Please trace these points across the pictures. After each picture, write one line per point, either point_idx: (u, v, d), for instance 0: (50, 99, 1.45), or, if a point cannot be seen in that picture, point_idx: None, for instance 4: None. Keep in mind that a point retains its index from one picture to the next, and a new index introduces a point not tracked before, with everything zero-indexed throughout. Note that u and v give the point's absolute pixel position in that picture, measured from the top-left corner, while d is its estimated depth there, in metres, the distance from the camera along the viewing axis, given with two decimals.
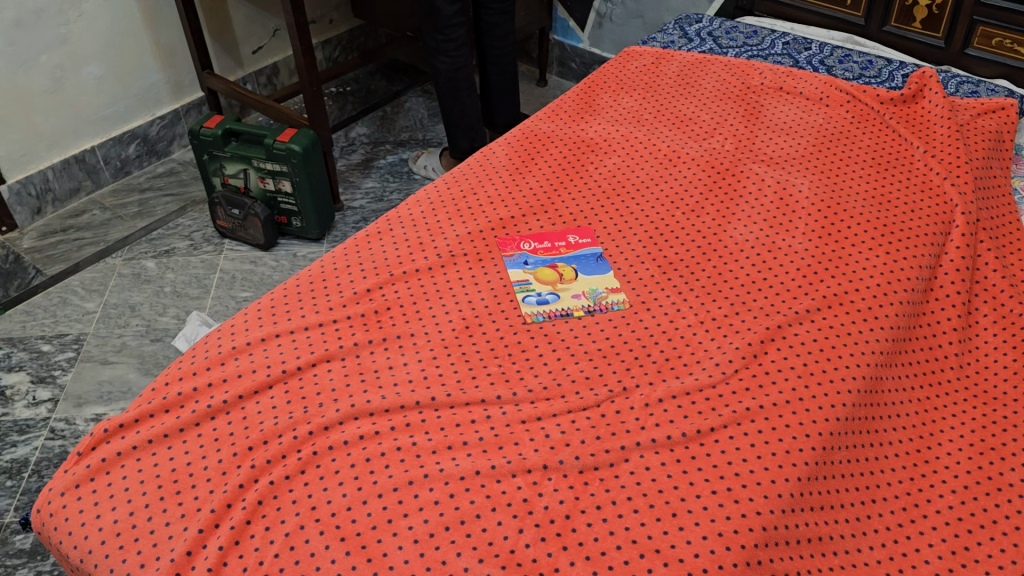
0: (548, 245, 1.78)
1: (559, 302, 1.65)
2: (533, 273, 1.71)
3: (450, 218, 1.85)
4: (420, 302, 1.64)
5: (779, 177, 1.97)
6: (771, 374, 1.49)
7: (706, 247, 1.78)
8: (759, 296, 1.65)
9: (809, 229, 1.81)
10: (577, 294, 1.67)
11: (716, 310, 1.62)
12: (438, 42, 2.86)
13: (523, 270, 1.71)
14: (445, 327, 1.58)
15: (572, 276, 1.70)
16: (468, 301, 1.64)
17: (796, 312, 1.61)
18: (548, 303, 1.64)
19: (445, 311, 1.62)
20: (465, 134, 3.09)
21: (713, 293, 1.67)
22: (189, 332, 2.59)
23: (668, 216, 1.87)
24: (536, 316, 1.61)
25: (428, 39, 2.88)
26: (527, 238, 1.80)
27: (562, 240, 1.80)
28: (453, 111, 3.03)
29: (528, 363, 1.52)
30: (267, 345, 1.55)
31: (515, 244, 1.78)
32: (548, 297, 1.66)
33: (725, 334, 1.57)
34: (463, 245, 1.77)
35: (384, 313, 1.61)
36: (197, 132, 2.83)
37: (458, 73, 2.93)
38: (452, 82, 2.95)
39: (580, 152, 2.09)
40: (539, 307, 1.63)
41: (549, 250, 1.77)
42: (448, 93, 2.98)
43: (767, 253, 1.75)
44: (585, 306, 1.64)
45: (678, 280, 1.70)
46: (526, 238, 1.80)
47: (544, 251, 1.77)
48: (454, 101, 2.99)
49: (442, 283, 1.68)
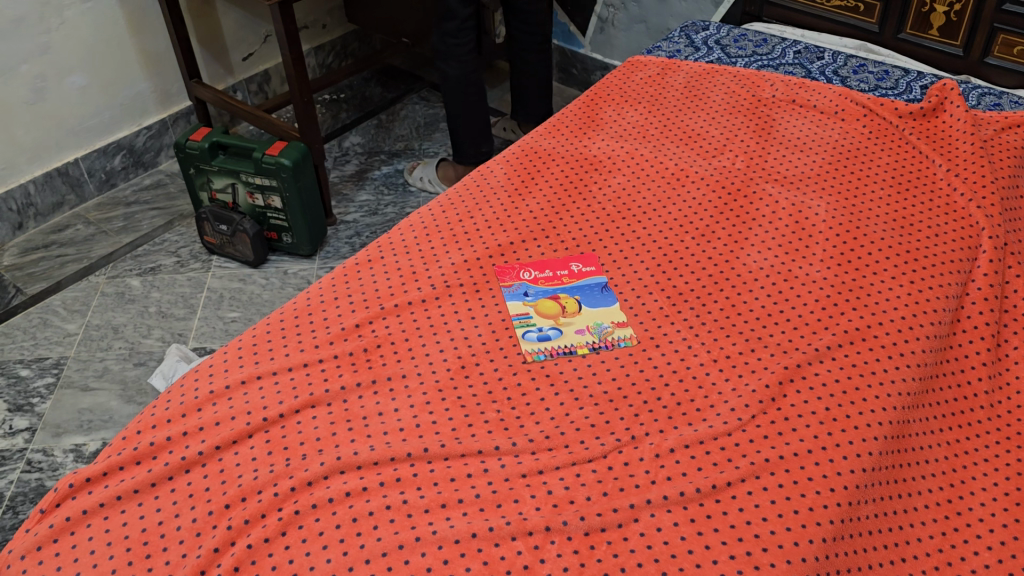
0: (549, 274, 1.67)
1: (561, 338, 1.54)
2: (534, 306, 1.60)
3: (445, 244, 1.74)
4: (413, 339, 1.53)
5: (794, 198, 1.85)
6: (791, 421, 1.38)
7: (718, 275, 1.67)
8: (776, 332, 1.54)
9: (827, 256, 1.70)
10: (581, 328, 1.56)
11: (731, 347, 1.51)
12: (451, 46, 2.77)
13: (523, 302, 1.60)
14: (439, 368, 1.47)
15: (576, 310, 1.59)
16: (464, 338, 1.53)
17: (817, 350, 1.50)
18: (550, 339, 1.53)
19: (439, 350, 1.51)
20: (472, 142, 2.98)
21: (726, 328, 1.56)
22: (167, 369, 2.44)
23: (677, 241, 1.76)
24: (536, 353, 1.50)
25: (441, 42, 2.78)
26: (527, 267, 1.69)
27: (564, 269, 1.69)
28: (460, 119, 2.93)
29: (528, 408, 1.41)
30: (248, 389, 1.44)
31: (515, 273, 1.67)
32: (550, 332, 1.55)
33: (740, 374, 1.46)
34: (459, 274, 1.66)
35: (373, 352, 1.50)
36: (183, 145, 2.72)
37: (469, 79, 2.84)
38: (458, 87, 2.85)
39: (583, 170, 1.97)
40: (539, 343, 1.52)
41: (551, 280, 1.66)
42: (454, 99, 2.89)
43: (783, 283, 1.64)
44: (589, 343, 1.53)
45: (689, 314, 1.59)
46: (526, 267, 1.69)
47: (545, 282, 1.66)
48: (461, 107, 2.89)
49: (436, 318, 1.57)
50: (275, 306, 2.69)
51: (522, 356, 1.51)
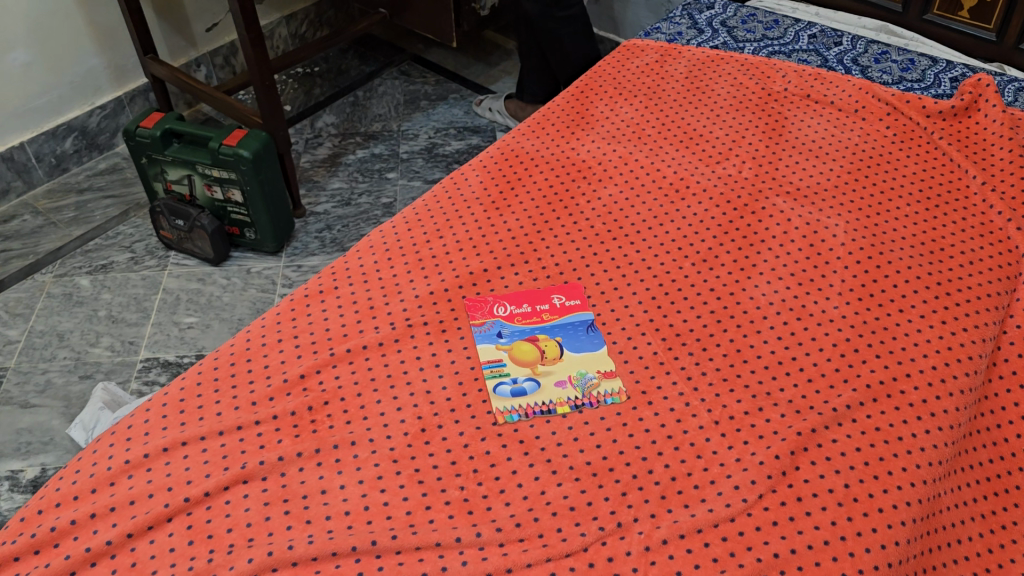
0: (528, 310, 1.46)
1: (539, 393, 1.32)
2: (510, 352, 1.38)
3: (409, 271, 1.52)
4: (367, 393, 1.32)
5: (808, 215, 1.62)
6: (806, 503, 1.17)
7: (722, 312, 1.45)
8: (787, 386, 1.33)
9: (845, 290, 1.48)
10: (562, 381, 1.34)
11: (735, 406, 1.30)
12: None
13: (497, 347, 1.39)
14: (394, 432, 1.26)
15: (557, 357, 1.38)
16: (426, 392, 1.32)
17: (834, 411, 1.29)
18: (526, 394, 1.32)
19: (396, 408, 1.29)
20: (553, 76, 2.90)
21: (730, 381, 1.34)
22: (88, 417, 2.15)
23: (675, 268, 1.54)
24: (510, 413, 1.29)
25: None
26: (503, 300, 1.47)
27: (544, 304, 1.47)
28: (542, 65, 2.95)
29: (497, 485, 1.20)
30: (170, 458, 1.23)
31: (487, 309, 1.45)
32: (526, 385, 1.33)
33: (745, 441, 1.25)
34: (423, 309, 1.44)
35: (320, 412, 1.29)
36: (133, 132, 2.47)
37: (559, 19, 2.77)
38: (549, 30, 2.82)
39: (570, 178, 1.74)
40: (513, 400, 1.31)
41: (529, 318, 1.44)
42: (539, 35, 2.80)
43: (796, 323, 1.43)
44: (571, 399, 1.31)
45: (687, 361, 1.37)
46: (502, 300, 1.47)
47: (523, 320, 1.44)
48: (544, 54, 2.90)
49: (394, 366, 1.36)
50: (236, 310, 2.47)
51: (493, 415, 1.29)
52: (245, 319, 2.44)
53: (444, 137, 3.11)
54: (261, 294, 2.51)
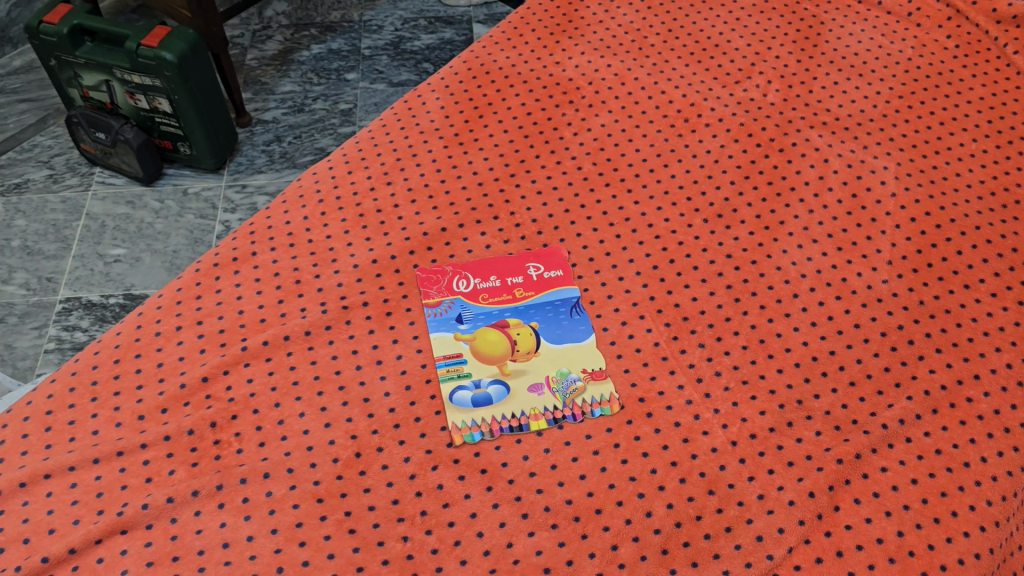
0: (496, 285, 1.15)
1: (507, 401, 1.04)
2: (472, 344, 1.09)
3: (347, 232, 1.21)
4: (287, 403, 1.03)
5: (850, 154, 1.29)
6: (848, 559, 0.91)
7: (741, 288, 1.15)
8: (824, 392, 1.05)
9: (897, 258, 1.17)
10: (537, 384, 1.05)
11: (757, 420, 1.02)
12: None
13: (457, 337, 1.10)
14: (320, 460, 0.98)
15: (531, 350, 1.08)
16: (363, 402, 1.03)
17: (884, 428, 1.01)
18: (490, 404, 1.03)
19: (324, 425, 1.01)
20: None
21: (752, 384, 1.05)
22: None
23: (682, 226, 1.22)
24: (469, 430, 1.01)
25: None
26: (465, 271, 1.16)
27: (517, 276, 1.16)
28: None
29: (451, 535, 0.93)
30: (29, 496, 0.95)
31: (445, 284, 1.15)
32: (490, 391, 1.04)
33: (771, 470, 0.98)
34: (362, 284, 1.14)
35: (226, 431, 1.00)
36: (36, 29, 2.07)
37: None
38: None
39: (552, 101, 1.40)
40: (475, 412, 1.02)
41: (497, 295, 1.14)
42: None
43: (834, 303, 1.13)
44: (548, 411, 1.03)
45: (697, 357, 1.08)
46: (463, 271, 1.16)
47: (490, 298, 1.14)
48: None
49: (323, 365, 1.06)
50: (170, 240, 2.14)
51: (448, 433, 1.01)
52: (181, 250, 2.12)
53: (412, 30, 2.69)
54: (199, 220, 2.18)
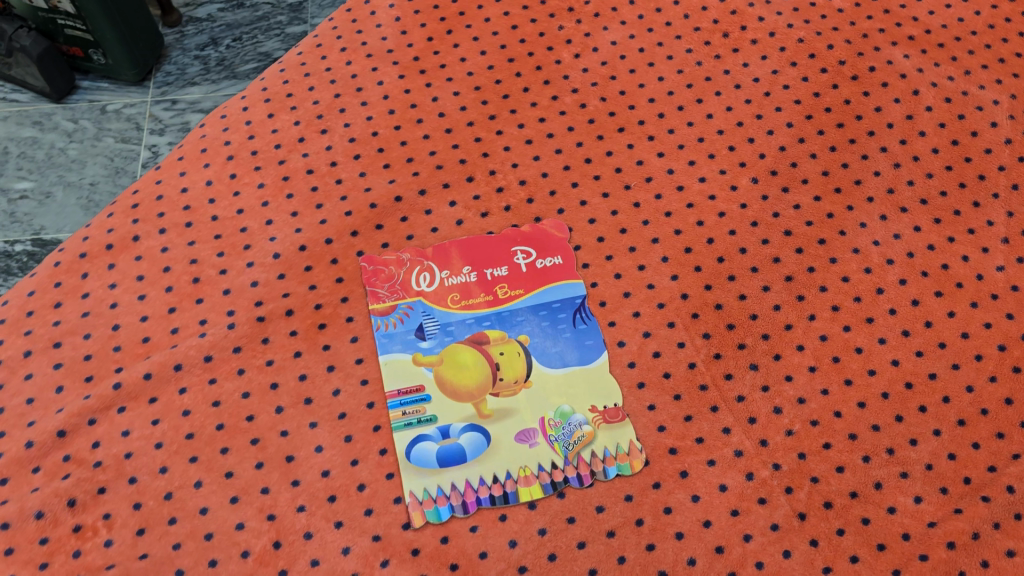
0: (471, 280, 0.84)
1: (487, 458, 0.75)
2: (438, 371, 0.79)
3: (265, 204, 0.89)
4: (177, 467, 0.74)
5: (948, 83, 0.96)
6: None
7: (806, 281, 0.84)
8: (923, 436, 0.76)
9: (1015, 234, 0.86)
10: (527, 431, 0.76)
11: (834, 481, 0.74)
12: None
13: (416, 360, 0.79)
14: (224, 555, 0.70)
15: (521, 379, 0.78)
16: (284, 462, 0.74)
17: (1009, 494, 0.73)
18: (463, 463, 0.74)
19: (229, 500, 0.72)
20: None
21: (824, 426, 0.76)
22: None
23: (723, 189, 0.90)
24: (433, 505, 0.72)
25: None
26: (427, 261, 0.85)
27: (499, 267, 0.85)
28: None
29: None
30: None
31: (400, 280, 0.84)
32: (463, 444, 0.75)
33: (853, 557, 0.70)
34: (286, 282, 0.83)
35: (89, 512, 0.71)
36: None
37: None
38: None
39: (547, 10, 1.06)
40: (441, 477, 0.73)
41: (472, 297, 0.83)
42: None
43: (933, 302, 0.83)
44: (544, 472, 0.74)
45: (749, 385, 0.78)
46: (425, 260, 0.85)
47: (462, 301, 0.83)
48: None
49: (229, 408, 0.77)
50: (87, 169, 1.47)
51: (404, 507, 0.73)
52: (100, 182, 1.46)
53: None
54: (119, 144, 1.51)
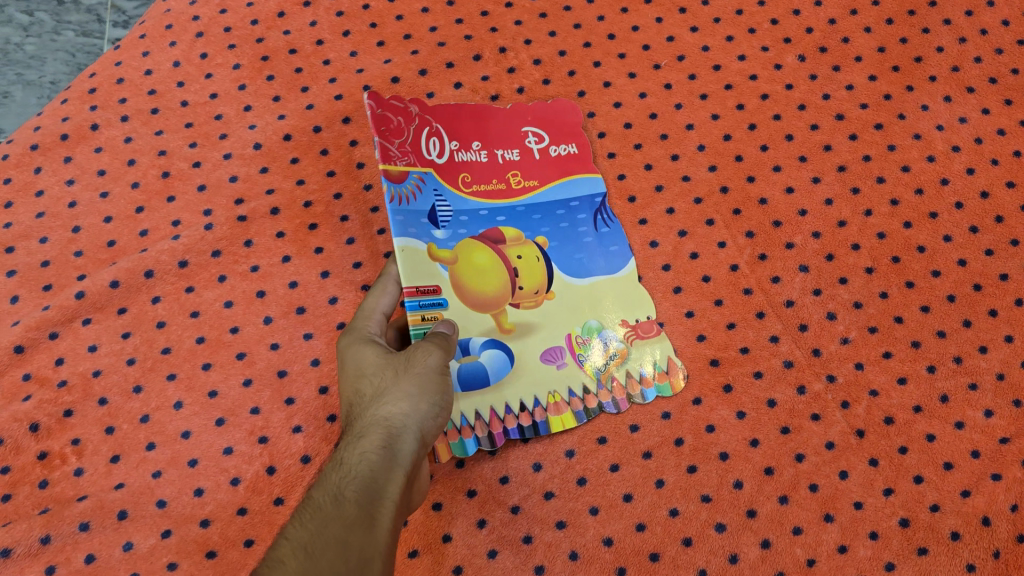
0: (482, 161, 0.72)
1: (511, 382, 0.65)
2: (454, 271, 0.66)
3: (241, 88, 0.77)
4: (154, 386, 0.65)
5: None
6: None
7: (860, 171, 0.75)
8: (993, 343, 0.68)
9: None
10: (554, 349, 0.66)
11: (895, 393, 0.66)
12: None
13: (431, 253, 0.67)
14: (211, 484, 0.61)
15: (542, 290, 0.68)
16: (275, 379, 0.65)
17: None
18: (486, 386, 0.64)
19: (215, 423, 0.64)
20: None
21: (884, 334, 0.68)
22: None
23: (765, 68, 0.80)
24: (459, 437, 0.63)
25: None
26: (439, 128, 0.73)
27: (511, 149, 0.74)
28: None
29: None
30: None
31: (409, 143, 0.71)
32: (486, 363, 0.65)
33: (918, 478, 0.62)
34: (270, 177, 0.73)
35: (56, 438, 0.63)
36: None
37: None
38: None
39: None
40: (464, 403, 0.63)
41: (483, 184, 0.72)
42: None
43: (1004, 194, 0.73)
44: (576, 399, 0.65)
45: (798, 288, 0.70)
46: (437, 128, 0.73)
47: (471, 185, 0.71)
48: None
49: (210, 319, 0.67)
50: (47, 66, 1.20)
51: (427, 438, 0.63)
52: (63, 80, 1.20)
53: None
54: (80, 39, 1.23)
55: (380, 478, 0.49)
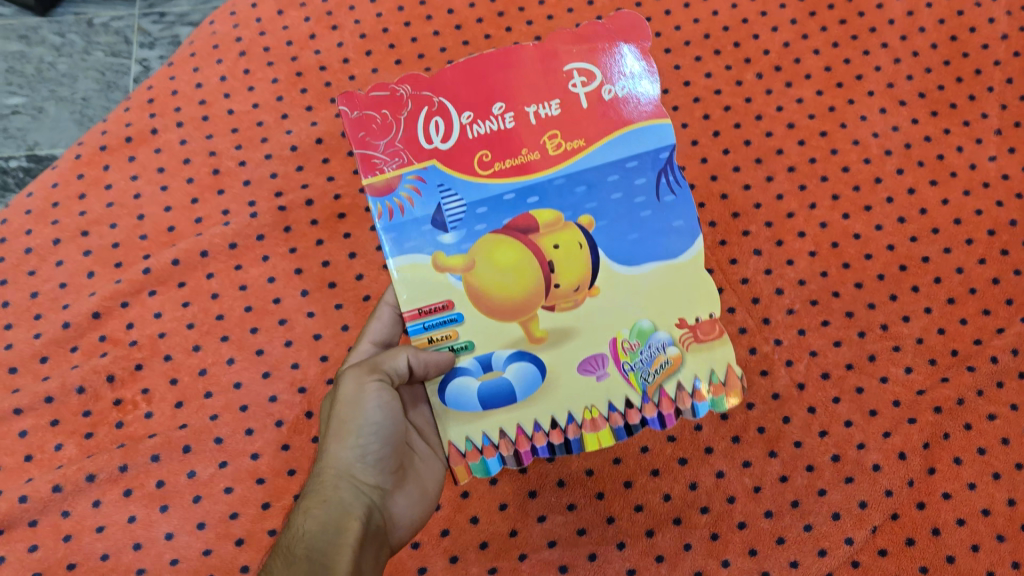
0: (518, 128, 0.67)
1: (546, 396, 0.64)
2: (468, 280, 0.65)
3: (279, 99, 0.90)
4: (210, 346, 0.77)
5: None
6: (946, 540, 0.71)
7: (807, 171, 0.88)
8: (915, 313, 0.80)
9: (1008, 125, 0.89)
10: (596, 357, 0.64)
11: (832, 354, 0.78)
12: None
13: (438, 265, 0.65)
14: (259, 425, 0.74)
15: (583, 287, 0.65)
16: (312, 341, 0.78)
17: (993, 364, 0.78)
18: (513, 402, 0.64)
19: (262, 375, 0.76)
20: None
21: (823, 306, 0.81)
22: None
23: (728, 84, 0.93)
24: (481, 457, 0.64)
25: None
26: (447, 103, 0.67)
27: (550, 104, 0.67)
28: None
29: (437, 522, 0.71)
30: None
31: (403, 137, 0.67)
32: (510, 375, 0.64)
33: (848, 422, 0.75)
34: (304, 174, 0.86)
35: (129, 387, 0.75)
36: None
37: None
38: None
39: None
40: (488, 422, 0.64)
41: (512, 155, 0.67)
42: None
43: (928, 190, 0.86)
44: (616, 414, 0.64)
45: (752, 269, 0.83)
46: (445, 105, 0.67)
47: (492, 164, 0.66)
48: None
49: (256, 291, 0.80)
50: (79, 83, 1.37)
51: (445, 460, 0.67)
52: (92, 97, 1.37)
53: None
54: (109, 58, 1.40)
55: (327, 537, 0.57)
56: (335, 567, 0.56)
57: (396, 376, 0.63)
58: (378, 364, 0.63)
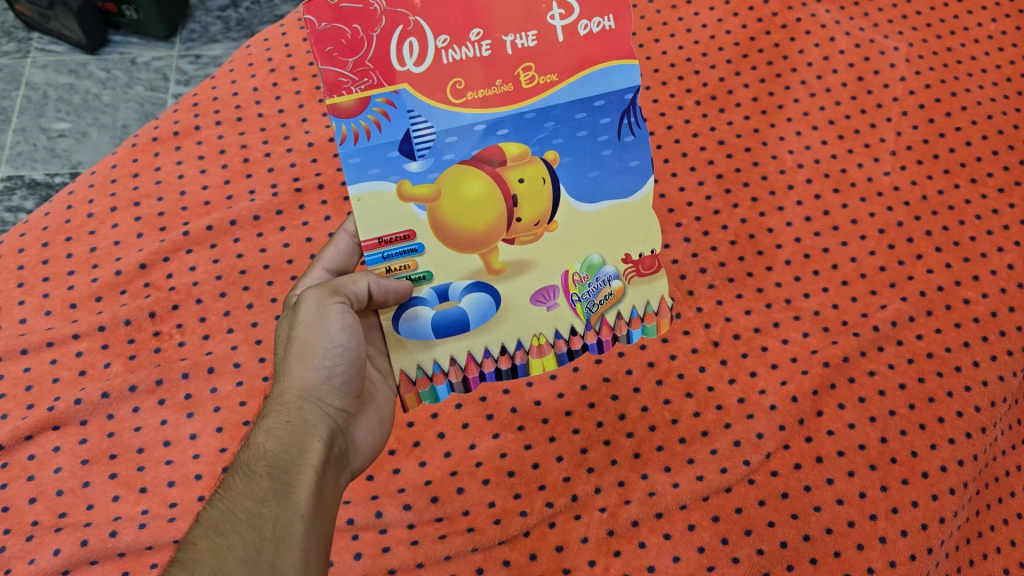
0: (498, 56, 0.73)
1: (499, 324, 0.78)
2: (432, 212, 0.74)
3: (301, 106, 1.09)
4: (233, 294, 0.95)
5: (859, 33, 1.17)
6: (827, 465, 0.87)
7: (733, 178, 1.06)
8: (814, 291, 0.98)
9: (901, 148, 1.07)
10: (546, 291, 0.77)
11: (742, 320, 0.96)
12: None
13: (402, 192, 0.73)
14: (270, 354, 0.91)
15: (542, 222, 0.76)
16: None
17: (875, 331, 0.94)
18: (465, 331, 0.77)
19: (274, 317, 0.93)
20: None
21: (738, 282, 0.98)
22: None
23: (672, 109, 1.12)
24: (432, 385, 0.78)
25: None
26: (421, 25, 0.72)
27: (528, 34, 0.73)
28: None
29: (410, 436, 0.89)
30: None
31: (374, 56, 0.71)
32: (472, 306, 0.77)
33: (752, 372, 0.92)
34: (318, 165, 1.04)
35: (166, 322, 0.93)
36: None
37: None
38: None
39: None
40: (438, 352, 0.78)
41: (485, 87, 0.73)
42: None
43: (831, 197, 1.04)
44: (561, 341, 0.79)
45: (682, 253, 1.01)
46: (419, 25, 0.72)
47: (464, 93, 0.73)
48: None
49: (273, 254, 0.98)
50: (120, 112, 1.58)
51: (394, 389, 0.81)
52: (132, 125, 1.57)
53: None
54: (149, 92, 1.60)
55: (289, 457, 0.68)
56: (298, 482, 0.67)
57: (356, 298, 0.75)
58: (341, 290, 0.75)
